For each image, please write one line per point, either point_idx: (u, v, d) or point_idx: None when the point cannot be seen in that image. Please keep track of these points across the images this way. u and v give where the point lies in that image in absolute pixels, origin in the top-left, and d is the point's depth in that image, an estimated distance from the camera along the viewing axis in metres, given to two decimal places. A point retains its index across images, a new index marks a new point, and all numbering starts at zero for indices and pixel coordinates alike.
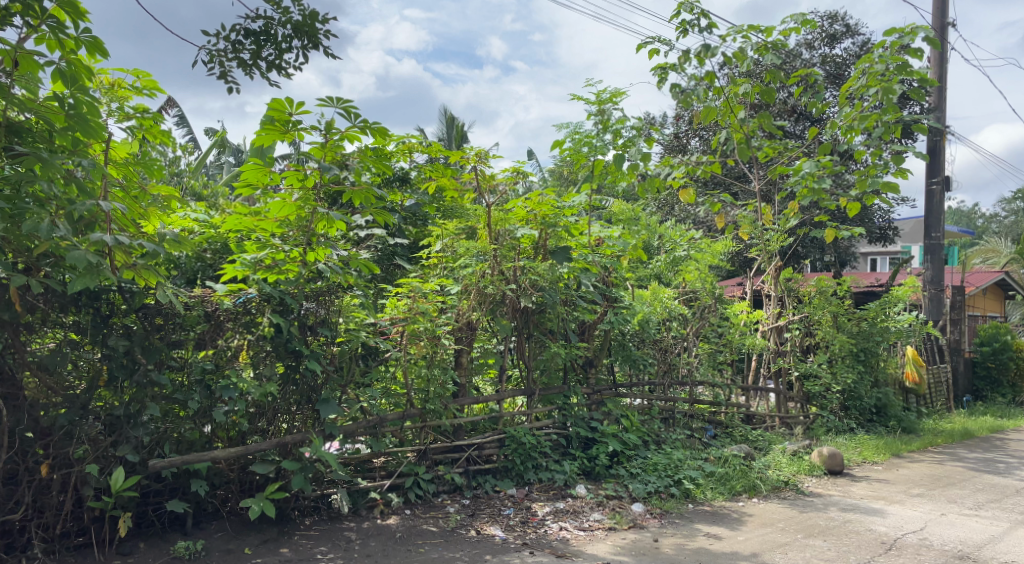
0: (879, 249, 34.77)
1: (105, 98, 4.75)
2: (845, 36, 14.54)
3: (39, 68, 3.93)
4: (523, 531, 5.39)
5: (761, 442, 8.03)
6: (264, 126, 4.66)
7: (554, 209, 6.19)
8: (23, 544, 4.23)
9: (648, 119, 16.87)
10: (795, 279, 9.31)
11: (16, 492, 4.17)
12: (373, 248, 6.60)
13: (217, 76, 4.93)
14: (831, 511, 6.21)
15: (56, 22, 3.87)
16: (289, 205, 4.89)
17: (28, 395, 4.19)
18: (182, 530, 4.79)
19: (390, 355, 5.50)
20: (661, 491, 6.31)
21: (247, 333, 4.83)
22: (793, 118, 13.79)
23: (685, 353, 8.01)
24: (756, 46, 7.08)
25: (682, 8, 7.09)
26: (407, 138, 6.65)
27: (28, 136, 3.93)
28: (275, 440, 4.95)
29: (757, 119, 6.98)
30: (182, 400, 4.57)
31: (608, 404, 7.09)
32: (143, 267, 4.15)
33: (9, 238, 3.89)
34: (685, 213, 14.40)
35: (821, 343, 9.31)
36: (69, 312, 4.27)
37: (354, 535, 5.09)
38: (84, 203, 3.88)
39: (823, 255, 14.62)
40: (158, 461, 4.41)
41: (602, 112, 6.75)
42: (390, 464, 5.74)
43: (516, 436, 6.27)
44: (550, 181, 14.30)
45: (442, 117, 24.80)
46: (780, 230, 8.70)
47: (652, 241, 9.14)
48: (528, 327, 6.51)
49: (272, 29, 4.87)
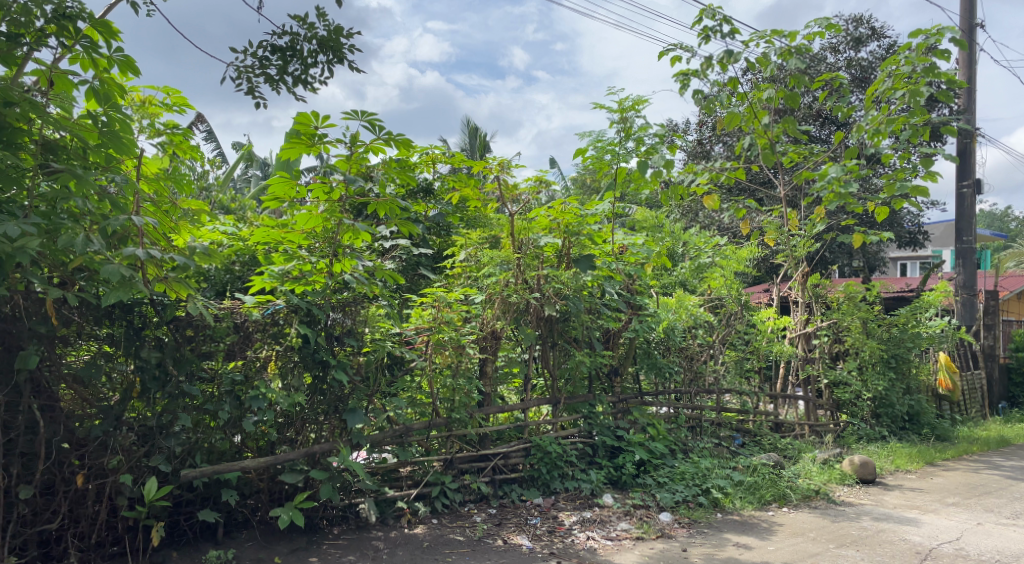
0: (910, 252, 34.22)
1: (136, 115, 4.88)
2: (870, 39, 14.39)
3: (73, 87, 4.03)
4: (549, 541, 5.38)
5: (791, 450, 7.93)
6: (289, 139, 4.73)
7: (577, 217, 6.18)
8: (60, 553, 4.28)
9: (671, 126, 16.91)
10: (822, 285, 9.07)
11: (53, 503, 4.23)
12: (398, 259, 6.70)
13: (244, 91, 5.01)
14: (863, 521, 6.11)
15: (89, 42, 3.96)
16: (315, 217, 4.95)
17: (64, 406, 4.26)
18: (214, 539, 4.84)
19: (416, 364, 5.53)
20: (689, 500, 6.25)
21: (275, 344, 4.89)
22: (819, 123, 13.79)
23: (712, 361, 7.93)
24: (781, 51, 6.97)
25: (703, 15, 7.03)
26: (430, 149, 6.75)
27: (62, 153, 4.03)
28: (304, 449, 5.00)
29: (781, 124, 6.81)
30: (212, 411, 4.65)
31: (634, 412, 7.04)
32: (173, 280, 4.24)
33: (46, 254, 3.98)
34: (709, 220, 14.37)
35: (851, 350, 9.16)
36: (103, 325, 4.34)
37: (381, 545, 5.11)
38: (117, 219, 3.98)
39: (851, 261, 14.51)
40: (190, 471, 4.49)
41: (624, 120, 6.73)
42: (416, 473, 5.76)
43: (541, 446, 6.29)
44: (574, 189, 14.34)
45: (464, 128, 24.88)
46: (807, 236, 8.53)
47: (677, 249, 9.17)
48: (552, 335, 6.51)
49: (298, 44, 4.93)
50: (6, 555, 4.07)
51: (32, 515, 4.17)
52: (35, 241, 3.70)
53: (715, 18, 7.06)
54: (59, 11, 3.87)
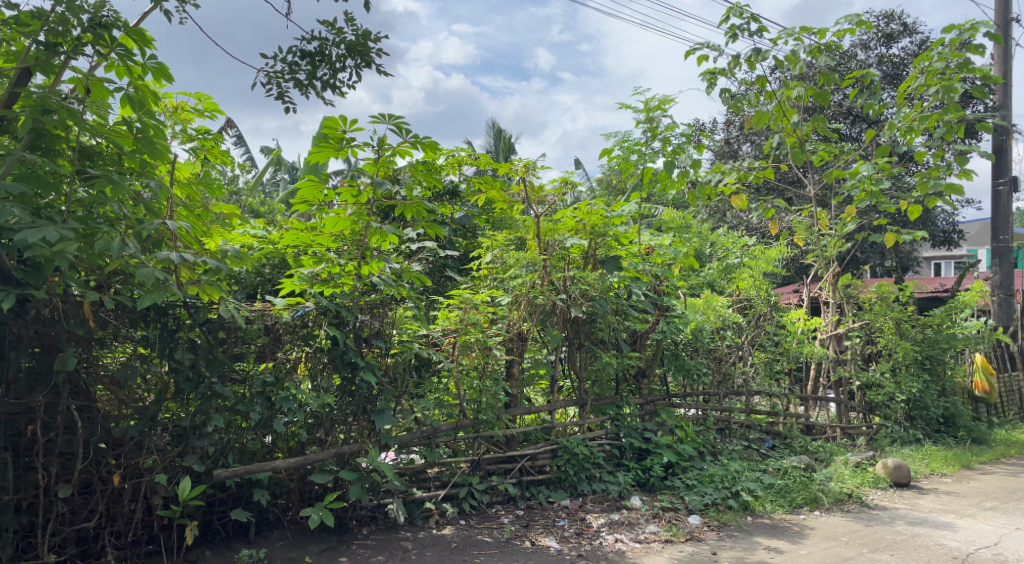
0: (944, 251, 33.55)
1: (169, 120, 4.97)
2: (902, 35, 14.16)
3: (109, 94, 4.12)
4: (577, 543, 5.37)
5: (822, 453, 7.82)
6: (318, 143, 4.79)
7: (603, 219, 6.17)
8: (98, 551, 4.36)
9: (698, 126, 16.83)
10: (854, 286, 8.96)
11: (90, 501, 4.31)
12: (424, 260, 6.75)
13: (274, 96, 5.07)
14: (897, 525, 6.01)
15: (124, 50, 4.04)
16: (344, 220, 5.00)
17: (101, 407, 4.32)
18: (245, 538, 4.91)
19: (443, 366, 5.57)
20: (718, 503, 6.19)
21: (305, 346, 4.96)
22: (849, 121, 13.68)
23: (741, 362, 7.86)
24: (810, 49, 6.82)
25: (731, 13, 6.94)
26: (455, 151, 6.79)
27: (99, 159, 4.11)
28: (334, 450, 5.07)
29: (810, 122, 6.72)
30: (244, 412, 4.72)
31: (662, 414, 7.00)
32: (206, 283, 4.32)
33: (83, 258, 4.06)
34: (737, 220, 14.23)
35: (884, 351, 9.01)
36: (138, 327, 4.41)
37: (410, 545, 5.14)
38: (152, 223, 4.06)
39: (883, 260, 14.30)
40: (222, 471, 4.57)
41: (650, 120, 6.70)
42: (444, 474, 5.79)
43: (568, 447, 6.26)
44: (599, 189, 14.30)
45: (489, 129, 24.91)
46: (838, 235, 8.37)
47: (704, 249, 9.12)
48: (578, 336, 6.49)
49: (327, 49, 4.98)
50: (45, 552, 4.15)
51: (70, 513, 4.25)
52: (73, 245, 3.77)
53: (744, 17, 6.95)
54: (95, 20, 3.93)
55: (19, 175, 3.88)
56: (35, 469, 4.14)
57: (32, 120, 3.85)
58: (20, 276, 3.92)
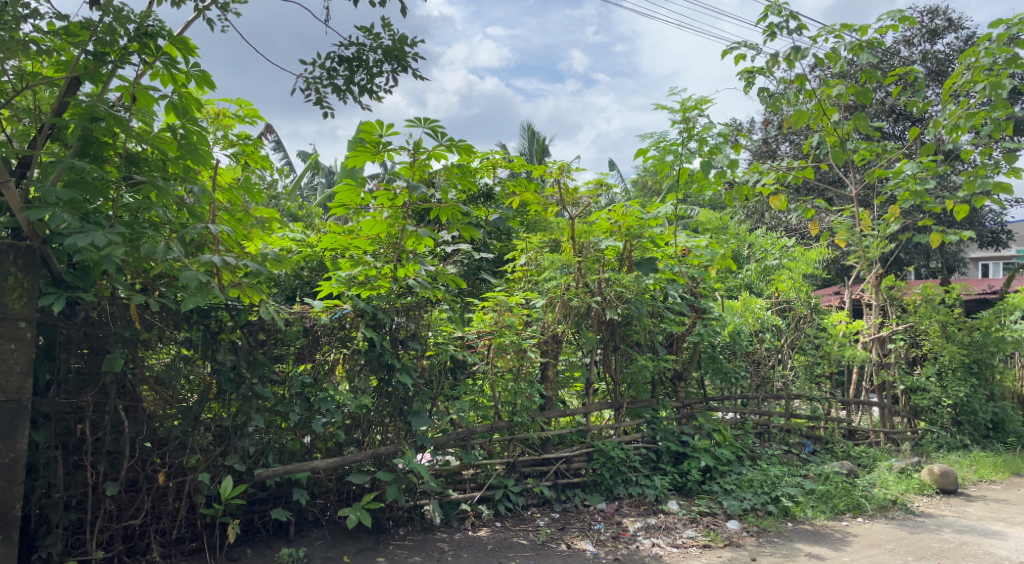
0: (993, 251, 32.60)
1: (211, 127, 5.08)
2: (947, 31, 13.82)
3: (154, 102, 4.22)
4: (614, 546, 5.34)
5: (865, 458, 7.65)
6: (355, 147, 4.84)
7: (638, 220, 6.14)
8: (143, 548, 4.44)
9: (736, 126, 16.66)
10: (897, 287, 8.74)
11: (136, 499, 4.40)
12: (459, 263, 6.78)
13: (313, 102, 5.13)
14: (944, 533, 5.85)
15: (168, 59, 4.14)
16: (380, 223, 5.06)
17: (146, 407, 4.42)
18: (285, 538, 4.98)
19: (478, 368, 5.62)
20: (757, 508, 6.08)
21: (343, 348, 5.03)
22: (892, 119, 13.46)
23: (780, 365, 7.76)
24: (851, 46, 6.62)
25: (768, 11, 6.70)
26: (490, 154, 6.83)
27: (144, 165, 4.23)
28: (370, 451, 5.12)
29: (852, 122, 6.37)
30: (284, 412, 4.81)
31: (699, 418, 6.92)
32: (247, 285, 4.46)
33: (129, 262, 4.17)
34: (776, 221, 14.04)
35: (929, 355, 8.79)
36: (182, 329, 4.49)
37: (446, 547, 5.16)
38: (195, 227, 4.16)
39: (928, 261, 13.98)
40: (263, 471, 4.65)
41: (687, 120, 6.63)
42: (479, 476, 5.81)
43: (604, 450, 6.23)
44: (635, 190, 14.21)
45: (523, 133, 24.95)
46: (880, 236, 8.18)
47: (742, 250, 8.98)
48: (614, 339, 6.46)
49: (364, 54, 5.04)
50: (94, 549, 4.25)
51: (117, 511, 4.35)
52: (120, 249, 3.87)
53: (781, 14, 6.66)
54: (141, 30, 4.02)
55: (69, 181, 4.00)
56: (84, 467, 4.24)
57: (81, 128, 3.96)
58: (70, 279, 4.09)
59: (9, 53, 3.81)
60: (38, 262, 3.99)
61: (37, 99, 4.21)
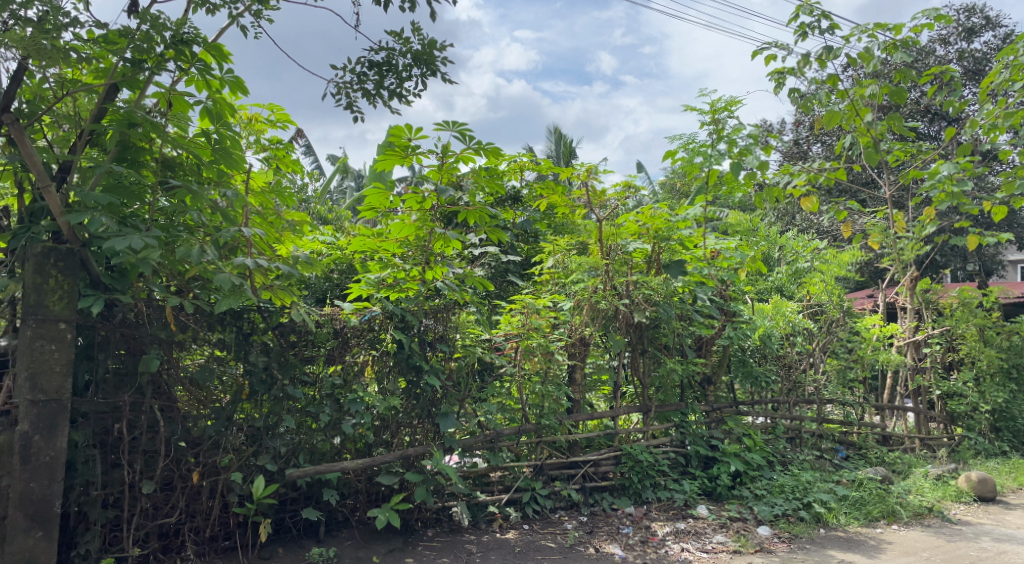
0: None
1: (244, 132, 5.16)
2: (984, 29, 13.53)
3: (189, 107, 4.30)
4: (643, 551, 5.31)
5: (900, 465, 7.51)
6: (384, 151, 4.89)
7: (666, 222, 6.13)
8: (178, 546, 4.52)
9: (766, 126, 16.46)
10: (933, 290, 8.58)
11: (171, 498, 4.48)
12: (487, 266, 6.81)
13: (343, 106, 5.19)
14: (982, 541, 5.72)
15: (203, 65, 4.22)
16: (409, 227, 5.09)
17: (181, 407, 4.50)
18: (316, 537, 5.03)
19: (506, 370, 5.64)
20: (789, 514, 6.00)
21: (372, 349, 5.08)
22: (927, 119, 13.23)
23: (812, 370, 7.65)
24: (885, 45, 6.50)
25: (800, 11, 6.60)
26: (517, 157, 6.85)
27: (180, 170, 4.32)
28: (399, 452, 5.15)
29: (885, 122, 6.26)
30: (314, 413, 4.86)
31: (729, 422, 6.85)
32: (279, 288, 4.52)
33: (165, 264, 4.25)
34: (807, 223, 13.85)
35: (966, 359, 8.59)
36: (215, 330, 4.56)
37: (474, 548, 5.18)
38: (229, 231, 4.24)
39: (965, 264, 13.71)
40: (294, 471, 4.71)
41: (716, 121, 6.58)
42: (507, 478, 5.81)
43: (632, 454, 6.21)
44: (664, 193, 14.08)
45: (550, 136, 24.93)
46: (915, 238, 7.98)
47: (772, 253, 8.83)
48: (641, 342, 6.41)
49: (394, 59, 5.08)
50: (130, 546, 4.33)
51: (153, 509, 4.43)
52: (155, 252, 3.94)
53: (812, 14, 6.56)
54: (177, 37, 4.11)
55: (107, 185, 4.10)
56: (121, 465, 4.33)
57: (119, 134, 4.06)
58: (108, 281, 4.18)
59: (50, 62, 3.91)
60: (78, 265, 4.09)
61: (77, 106, 4.28)
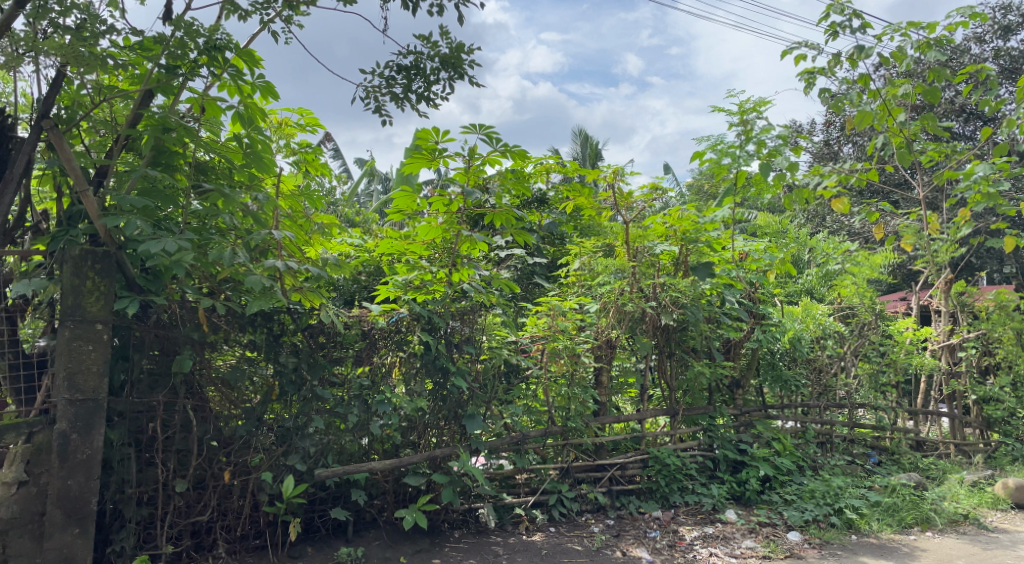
0: None
1: (274, 136, 5.24)
2: (1021, 26, 13.25)
3: (221, 112, 4.36)
4: (670, 555, 5.28)
5: (934, 471, 7.36)
6: (411, 153, 4.92)
7: (694, 224, 6.17)
8: (210, 544, 4.60)
9: (795, 127, 16.27)
10: (968, 293, 8.38)
11: (203, 496, 4.55)
12: (513, 268, 6.83)
13: (372, 110, 5.24)
14: (1020, 550, 5.59)
15: (235, 70, 4.29)
16: (436, 229, 5.12)
17: (213, 407, 4.57)
18: (344, 537, 5.08)
19: (532, 372, 5.65)
20: (819, 520, 5.91)
21: (399, 351, 5.11)
22: (962, 118, 12.99)
23: (843, 374, 7.55)
24: (918, 44, 6.36)
25: (830, 10, 6.48)
26: (544, 159, 6.86)
27: (212, 174, 4.39)
28: (426, 453, 5.18)
29: (919, 122, 6.13)
30: (343, 414, 4.90)
31: (757, 426, 6.79)
32: (308, 289, 4.57)
33: (197, 266, 4.32)
34: (838, 224, 13.67)
35: (1004, 363, 8.32)
36: (246, 332, 4.63)
37: (501, 550, 5.19)
38: (260, 233, 4.29)
39: (1002, 266, 13.44)
40: (323, 471, 4.76)
41: (745, 122, 6.51)
42: (533, 481, 5.80)
43: (660, 458, 6.19)
44: (691, 195, 13.99)
45: (576, 138, 24.90)
46: (950, 240, 7.82)
47: (802, 255, 8.65)
48: (669, 344, 6.37)
49: (422, 63, 5.12)
50: (163, 543, 4.41)
51: (186, 507, 4.50)
52: (188, 254, 4.01)
53: (843, 13, 6.44)
54: (210, 43, 4.18)
55: (142, 189, 4.17)
56: (155, 464, 4.41)
57: (154, 138, 4.14)
58: (143, 283, 4.26)
59: (88, 69, 3.99)
60: (114, 267, 4.17)
61: (113, 111, 4.39)
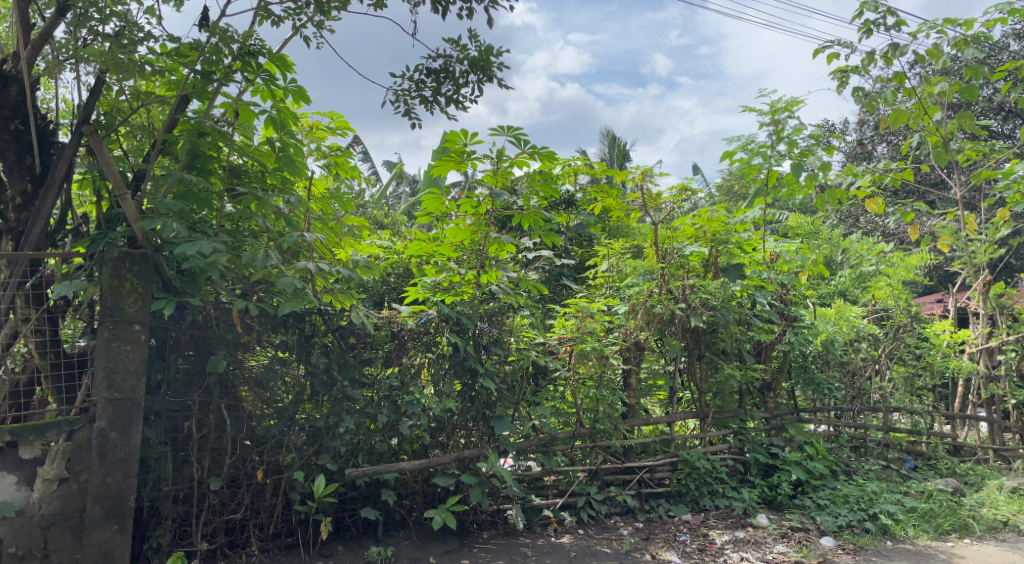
0: None
1: (305, 139, 5.30)
2: None
3: (254, 116, 4.44)
4: (701, 559, 5.23)
5: (972, 476, 7.20)
6: (440, 156, 4.94)
7: (724, 225, 5.99)
8: (244, 542, 4.67)
9: (828, 126, 16.04)
10: (1008, 295, 8.17)
11: (237, 495, 4.62)
12: (540, 270, 6.88)
13: (401, 113, 5.29)
14: None
15: (268, 75, 4.35)
16: (464, 231, 5.14)
17: (246, 407, 4.64)
18: (374, 536, 5.12)
19: (560, 374, 5.65)
20: (853, 525, 5.81)
21: (428, 352, 5.16)
22: (1000, 116, 12.69)
23: (878, 377, 7.44)
24: (955, 41, 6.22)
25: (864, 8, 6.38)
26: (571, 160, 6.87)
27: (246, 177, 4.46)
28: (455, 454, 5.20)
29: (955, 121, 6.01)
30: (373, 414, 4.95)
31: (789, 429, 6.70)
32: (338, 291, 4.61)
33: (231, 268, 4.39)
34: (872, 225, 13.44)
35: None
36: (278, 333, 4.70)
37: (529, 552, 5.18)
38: (292, 236, 4.34)
39: None
40: (353, 471, 4.79)
41: (776, 121, 6.43)
42: (561, 482, 5.81)
43: (689, 461, 6.13)
44: (721, 195, 13.86)
45: (603, 138, 24.83)
46: (988, 241, 7.66)
47: (835, 257, 8.48)
48: (698, 347, 6.33)
49: (451, 66, 5.16)
50: (198, 540, 4.49)
51: (220, 505, 4.58)
52: (222, 256, 4.09)
53: (877, 11, 6.33)
54: (244, 49, 4.25)
55: (178, 193, 4.26)
56: (190, 462, 4.49)
57: (189, 143, 4.22)
58: (179, 284, 4.35)
59: (127, 75, 4.09)
60: (151, 269, 4.28)
61: (150, 117, 4.49)
